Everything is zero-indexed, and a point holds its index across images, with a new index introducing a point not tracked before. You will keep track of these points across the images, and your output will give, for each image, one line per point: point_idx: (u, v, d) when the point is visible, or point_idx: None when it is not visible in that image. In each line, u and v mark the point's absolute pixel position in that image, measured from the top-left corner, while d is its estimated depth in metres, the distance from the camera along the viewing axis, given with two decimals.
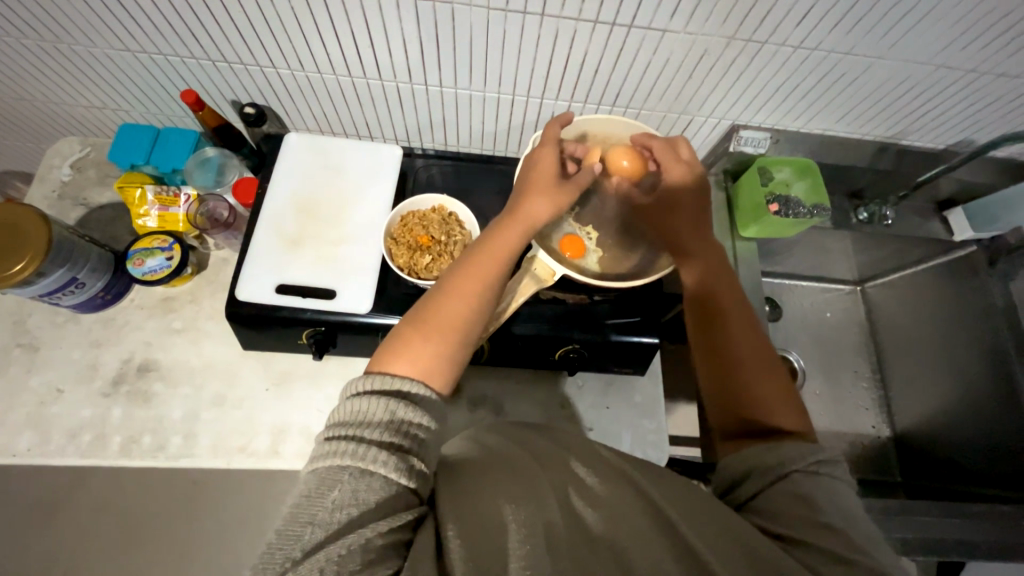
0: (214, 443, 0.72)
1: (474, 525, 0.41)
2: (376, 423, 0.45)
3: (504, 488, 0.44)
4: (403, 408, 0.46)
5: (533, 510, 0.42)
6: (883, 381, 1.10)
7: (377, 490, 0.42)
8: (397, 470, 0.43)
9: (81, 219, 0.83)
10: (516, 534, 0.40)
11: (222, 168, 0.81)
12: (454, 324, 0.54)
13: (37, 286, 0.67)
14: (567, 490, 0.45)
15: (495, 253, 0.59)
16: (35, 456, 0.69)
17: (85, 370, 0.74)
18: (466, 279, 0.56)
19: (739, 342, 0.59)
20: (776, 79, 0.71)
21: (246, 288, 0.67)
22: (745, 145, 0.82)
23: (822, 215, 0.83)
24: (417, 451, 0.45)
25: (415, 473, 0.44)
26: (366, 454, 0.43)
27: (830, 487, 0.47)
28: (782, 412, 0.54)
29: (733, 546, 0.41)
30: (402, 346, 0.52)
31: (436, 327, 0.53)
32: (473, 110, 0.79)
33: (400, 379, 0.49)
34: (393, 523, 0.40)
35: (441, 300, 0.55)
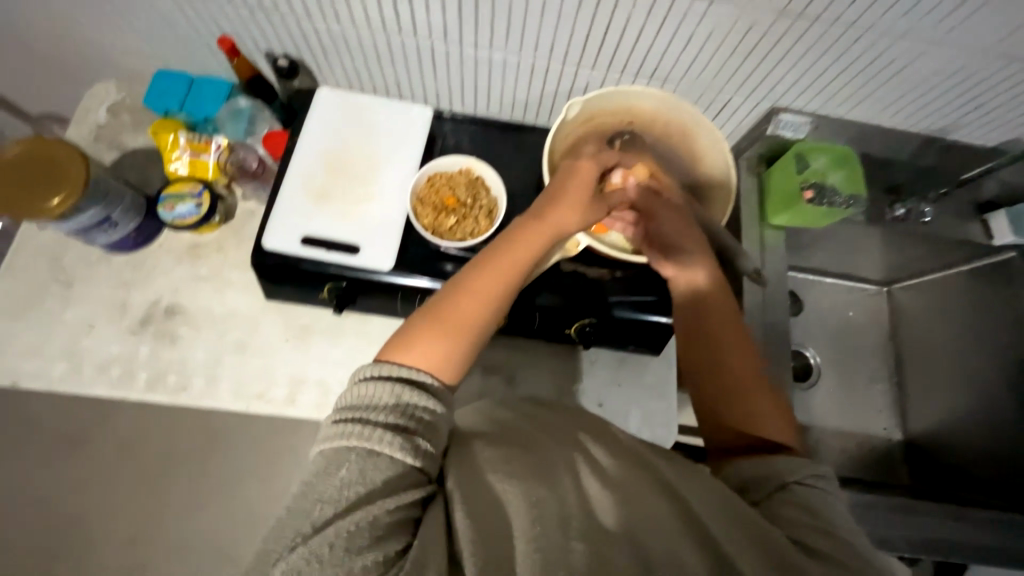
0: (236, 387, 0.75)
1: (479, 504, 0.42)
2: (383, 406, 0.45)
3: (507, 468, 0.45)
4: (408, 391, 0.47)
5: (540, 490, 0.43)
6: (899, 384, 1.09)
7: (383, 470, 0.42)
8: (402, 450, 0.43)
9: (116, 161, 0.84)
10: (524, 519, 0.41)
11: (252, 119, 0.83)
12: (467, 321, 0.53)
13: (73, 222, 0.68)
14: (579, 464, 0.46)
15: (518, 253, 0.57)
16: (67, 385, 0.73)
17: (115, 308, 0.77)
18: (484, 280, 0.55)
19: (747, 364, 0.58)
20: (823, 62, 0.69)
21: (272, 238, 0.68)
22: (783, 128, 0.79)
23: (856, 207, 0.81)
24: (425, 432, 0.46)
25: (426, 452, 0.45)
26: (372, 435, 0.43)
27: (828, 501, 0.46)
28: (778, 428, 0.54)
29: (748, 535, 0.41)
30: (414, 335, 0.51)
31: (450, 322, 0.52)
32: (506, 75, 0.78)
33: (411, 368, 0.48)
34: (400, 504, 0.41)
35: (456, 295, 0.54)
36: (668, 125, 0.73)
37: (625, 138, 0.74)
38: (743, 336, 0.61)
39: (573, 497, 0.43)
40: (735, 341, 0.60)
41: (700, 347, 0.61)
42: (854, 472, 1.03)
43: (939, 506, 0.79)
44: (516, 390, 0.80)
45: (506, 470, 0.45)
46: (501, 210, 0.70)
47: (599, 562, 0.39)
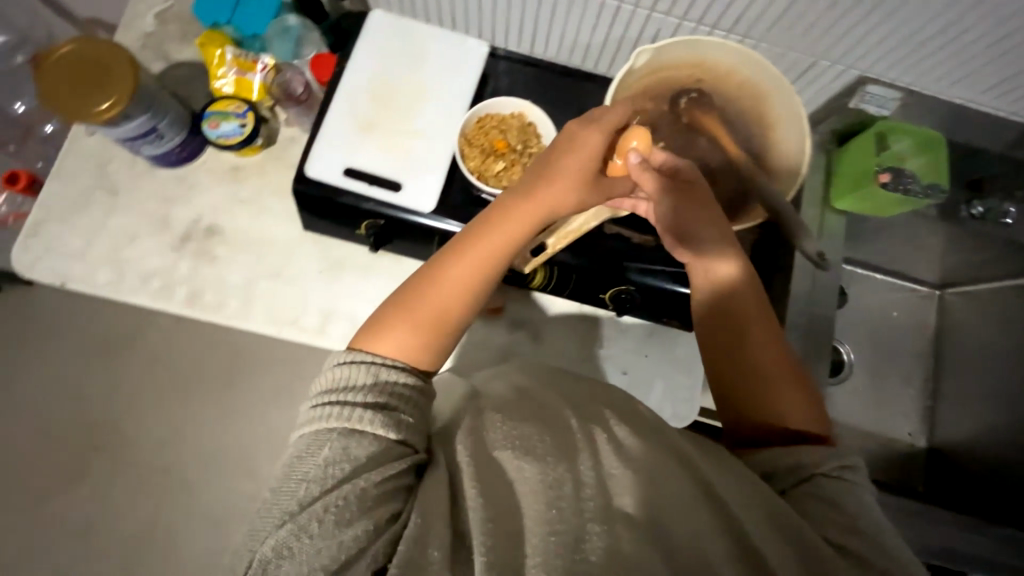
0: (269, 312, 0.76)
1: (489, 482, 0.42)
2: (361, 387, 0.46)
3: (522, 444, 0.44)
4: (385, 370, 0.47)
5: (559, 471, 0.42)
6: (934, 391, 1.04)
7: (367, 447, 0.43)
8: (384, 426, 0.44)
9: (162, 72, 0.82)
10: (538, 500, 0.40)
11: (300, 41, 0.79)
12: (442, 311, 0.51)
13: (120, 128, 0.68)
14: (598, 439, 0.45)
15: (509, 232, 0.55)
16: (112, 290, 0.75)
17: (158, 222, 0.78)
18: (465, 267, 0.53)
19: (767, 353, 0.56)
20: (934, 26, 0.60)
21: (315, 166, 0.67)
22: (867, 102, 0.73)
23: (935, 196, 0.74)
24: (404, 407, 0.46)
25: (408, 424, 0.45)
26: (351, 415, 0.44)
27: (853, 493, 0.45)
28: (800, 416, 0.53)
29: (779, 534, 0.41)
30: (383, 327, 0.50)
31: (419, 319, 0.51)
32: (571, 16, 0.71)
33: (382, 359, 0.48)
34: (387, 474, 0.42)
35: (433, 282, 0.52)
36: (743, 85, 0.67)
37: (693, 96, 0.68)
38: (762, 323, 0.57)
39: (590, 477, 0.42)
40: (749, 332, 0.57)
41: (719, 344, 0.58)
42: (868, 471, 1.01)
43: None
44: (542, 348, 0.80)
45: (519, 447, 0.43)
46: None
47: (613, 539, 0.38)
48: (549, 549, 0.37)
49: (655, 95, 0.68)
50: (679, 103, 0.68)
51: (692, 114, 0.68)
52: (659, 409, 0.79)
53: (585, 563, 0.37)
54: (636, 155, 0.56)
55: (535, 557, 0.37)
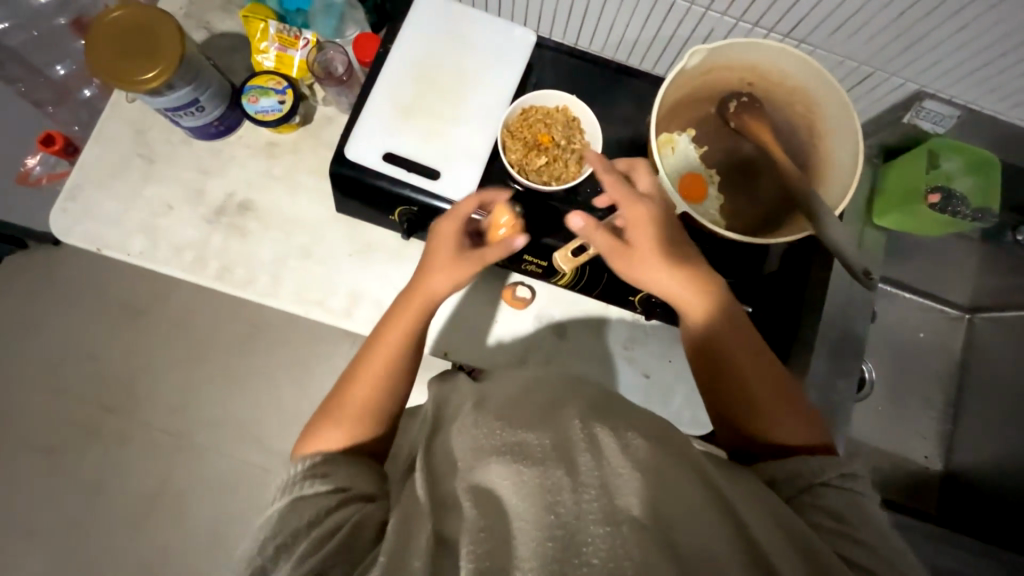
0: (297, 291, 0.77)
1: (483, 496, 0.42)
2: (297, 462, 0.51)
3: (517, 450, 0.43)
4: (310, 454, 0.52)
5: (557, 474, 0.41)
6: (956, 416, 1.01)
7: (308, 499, 0.48)
8: (321, 479, 0.49)
9: (204, 42, 0.82)
10: (537, 505, 0.39)
11: (343, 17, 0.79)
12: (362, 404, 0.55)
13: (164, 99, 0.68)
14: (596, 435, 0.44)
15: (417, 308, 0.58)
16: (146, 259, 0.76)
17: (193, 193, 0.78)
18: (375, 361, 0.56)
19: (759, 383, 0.54)
20: (1007, 43, 0.57)
21: (355, 148, 0.67)
22: (923, 118, 0.71)
23: (984, 220, 0.74)
24: (333, 462, 0.51)
25: (339, 471, 0.50)
26: (292, 483, 0.49)
27: (860, 504, 0.45)
28: (801, 431, 0.53)
29: (795, 551, 0.40)
30: (315, 434, 0.54)
31: (347, 416, 0.54)
32: (622, 10, 0.69)
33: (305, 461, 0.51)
34: (320, 510, 0.47)
35: (352, 381, 0.56)
36: (794, 92, 0.65)
37: (743, 100, 0.67)
38: (749, 354, 0.55)
39: (589, 472, 0.41)
40: (735, 366, 0.55)
41: (711, 388, 0.57)
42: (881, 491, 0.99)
43: None
44: (565, 346, 0.80)
45: (515, 453, 0.43)
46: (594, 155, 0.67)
47: (618, 539, 0.37)
48: (545, 555, 0.36)
49: (701, 98, 0.69)
50: (727, 109, 0.68)
51: (739, 120, 0.67)
52: (678, 415, 0.78)
53: (585, 567, 0.36)
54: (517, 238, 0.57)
55: (530, 559, 0.36)
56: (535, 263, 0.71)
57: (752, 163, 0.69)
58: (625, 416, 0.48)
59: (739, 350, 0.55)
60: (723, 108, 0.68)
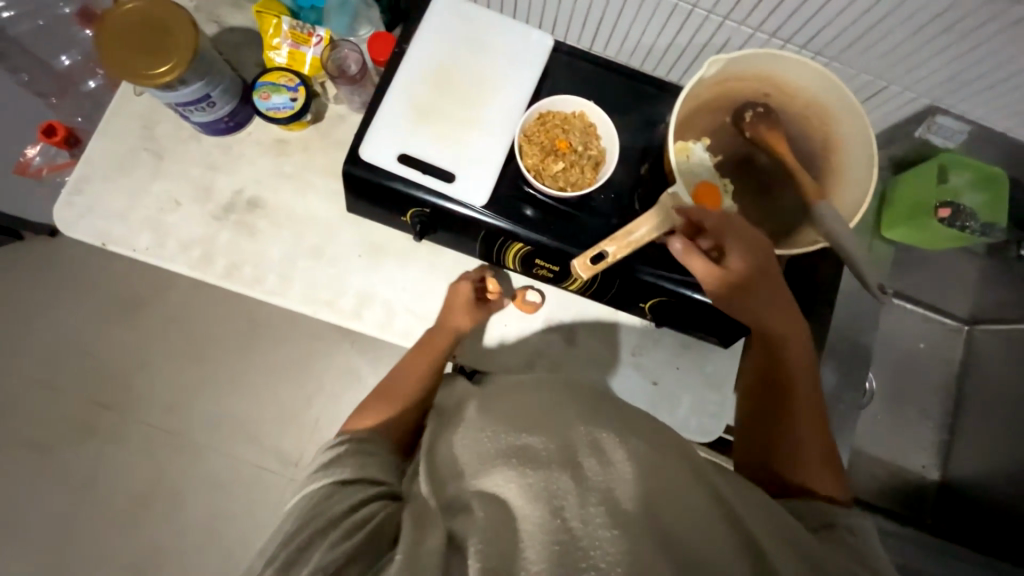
0: (306, 291, 0.76)
1: (489, 499, 0.42)
2: (337, 454, 0.53)
3: (521, 455, 0.44)
4: (350, 444, 0.54)
5: (562, 479, 0.41)
6: (954, 426, 1.02)
7: (347, 488, 0.48)
8: (361, 471, 0.51)
9: (215, 36, 0.80)
10: (542, 508, 0.39)
11: (358, 15, 0.79)
12: (406, 393, 0.64)
13: (175, 93, 0.67)
14: (600, 441, 0.44)
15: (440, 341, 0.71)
16: (151, 255, 0.75)
17: (201, 189, 0.77)
18: (414, 364, 0.68)
19: (808, 430, 0.56)
20: (1021, 61, 0.58)
21: (370, 148, 0.66)
22: (934, 133, 0.72)
23: (991, 235, 0.76)
24: (371, 457, 0.53)
25: (380, 464, 0.53)
26: (331, 472, 0.50)
27: (866, 542, 0.45)
28: (831, 481, 0.53)
29: (805, 561, 0.40)
30: (361, 416, 0.60)
31: (394, 398, 0.63)
32: (641, 16, 0.69)
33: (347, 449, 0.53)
34: (361, 497, 0.47)
35: (397, 376, 0.66)
36: (809, 103, 0.65)
37: (759, 110, 0.67)
38: (806, 400, 0.57)
39: (596, 476, 0.41)
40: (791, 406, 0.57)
41: (759, 415, 0.59)
42: (879, 500, 1.00)
43: None
44: (575, 351, 0.80)
45: (519, 458, 0.43)
46: (609, 161, 0.67)
47: (629, 541, 0.36)
48: (551, 556, 0.36)
49: (717, 108, 0.68)
50: (743, 118, 0.67)
51: (754, 130, 0.67)
52: (685, 422, 0.79)
53: (592, 570, 0.35)
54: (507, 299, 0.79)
55: (538, 562, 0.36)
56: (547, 267, 0.71)
57: (767, 174, 0.69)
58: (632, 423, 0.47)
59: (804, 392, 0.57)
60: (740, 118, 0.68)
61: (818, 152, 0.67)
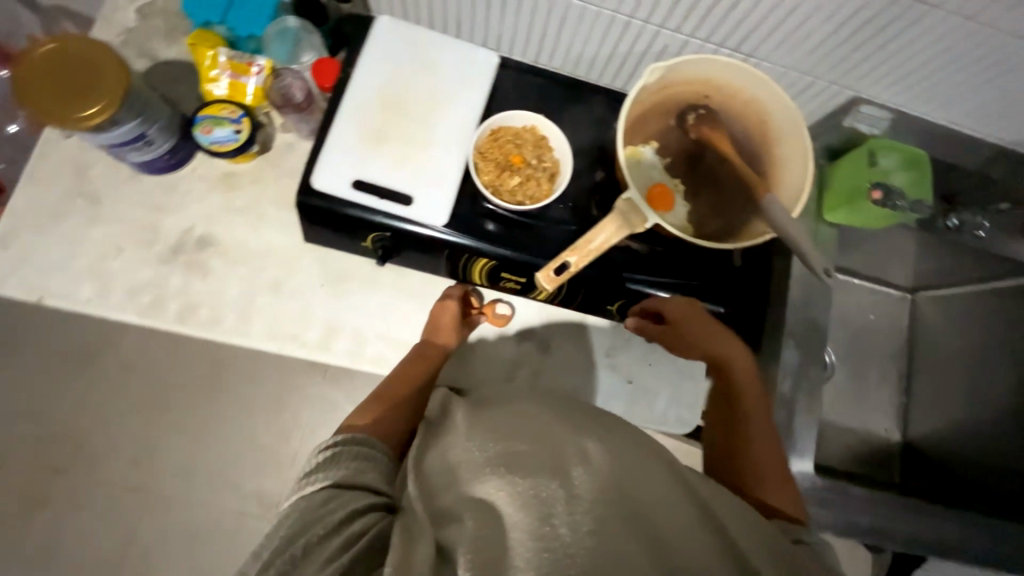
0: (269, 327, 0.74)
1: (479, 506, 0.42)
2: (336, 456, 0.50)
3: (507, 461, 0.43)
4: (352, 444, 0.51)
5: (550, 486, 0.41)
6: (908, 388, 1.07)
7: (348, 494, 0.47)
8: (362, 476, 0.49)
9: (147, 71, 0.77)
10: (530, 516, 0.39)
11: (298, 42, 0.75)
12: (405, 398, 0.63)
13: (108, 135, 0.63)
14: (588, 453, 0.43)
15: (433, 353, 0.71)
16: (96, 306, 0.71)
17: (146, 232, 0.74)
18: (412, 369, 0.68)
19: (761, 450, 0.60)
20: (927, 53, 0.64)
21: (322, 178, 0.65)
22: (860, 120, 0.77)
23: (916, 212, 0.78)
24: (371, 464, 0.51)
25: (378, 471, 0.51)
26: (332, 475, 0.48)
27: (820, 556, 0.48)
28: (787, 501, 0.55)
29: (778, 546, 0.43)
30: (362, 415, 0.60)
31: (392, 401, 0.62)
32: (582, 28, 0.71)
33: (349, 447, 0.51)
34: (361, 506, 0.46)
35: (396, 381, 0.66)
36: (749, 103, 0.69)
37: (700, 113, 0.70)
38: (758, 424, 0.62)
39: (584, 485, 0.41)
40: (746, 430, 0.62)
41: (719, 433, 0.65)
42: (852, 467, 1.03)
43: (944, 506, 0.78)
44: (551, 359, 0.80)
45: (505, 465, 0.43)
46: (564, 172, 0.68)
47: (612, 544, 0.37)
48: (542, 565, 0.36)
49: (661, 113, 0.71)
50: (687, 121, 0.70)
51: (696, 130, 0.69)
52: (664, 415, 0.81)
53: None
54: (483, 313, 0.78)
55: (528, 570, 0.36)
56: (514, 279, 0.72)
57: (714, 172, 0.72)
58: (611, 427, 0.47)
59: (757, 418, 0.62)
60: (684, 121, 0.70)
61: (758, 147, 0.70)
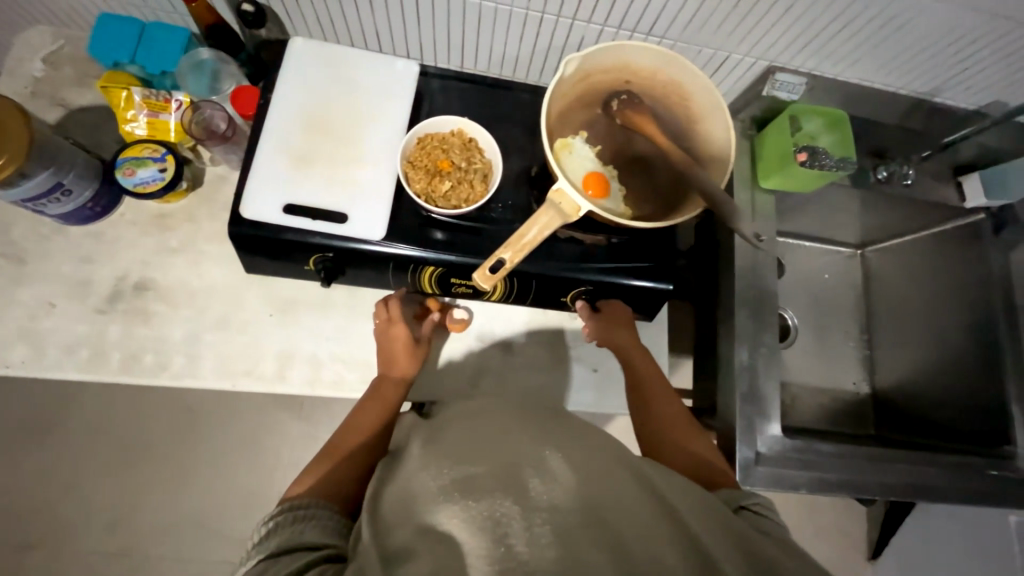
0: (219, 366, 0.71)
1: (432, 536, 0.40)
2: (272, 526, 0.48)
3: (463, 486, 0.43)
4: (287, 511, 0.50)
5: (506, 505, 0.41)
6: (870, 341, 1.09)
7: (286, 557, 0.45)
8: (301, 535, 0.47)
9: (62, 120, 0.75)
10: (484, 539, 0.39)
11: (217, 74, 0.74)
12: (355, 451, 0.61)
13: (17, 189, 0.61)
14: (546, 460, 0.45)
15: (386, 394, 0.69)
16: (29, 369, 0.68)
17: (77, 285, 0.71)
18: (365, 415, 0.66)
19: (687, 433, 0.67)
20: (825, 18, 0.68)
21: (251, 207, 0.63)
22: (778, 89, 0.79)
23: (846, 168, 0.80)
24: (310, 522, 0.49)
25: (319, 526, 0.49)
26: (269, 543, 0.46)
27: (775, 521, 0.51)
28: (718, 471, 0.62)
29: (726, 532, 0.44)
30: (311, 477, 0.58)
31: (343, 457, 0.61)
32: (498, 27, 0.72)
33: (287, 513, 0.49)
34: (303, 563, 0.44)
35: (348, 432, 0.65)
36: (668, 84, 0.70)
37: (623, 98, 0.71)
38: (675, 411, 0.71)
39: (541, 497, 0.42)
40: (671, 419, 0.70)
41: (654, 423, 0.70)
42: (830, 427, 1.04)
43: (912, 452, 0.80)
44: (514, 358, 0.81)
45: (462, 491, 0.43)
46: (496, 170, 0.68)
47: (570, 552, 0.38)
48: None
49: (587, 102, 0.72)
50: (612, 108, 0.71)
51: (622, 115, 0.71)
52: None
53: None
54: (435, 315, 0.76)
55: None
56: (464, 284, 0.71)
57: (645, 154, 0.74)
58: (566, 437, 0.49)
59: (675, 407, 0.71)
60: (610, 108, 0.72)
61: (685, 124, 0.72)
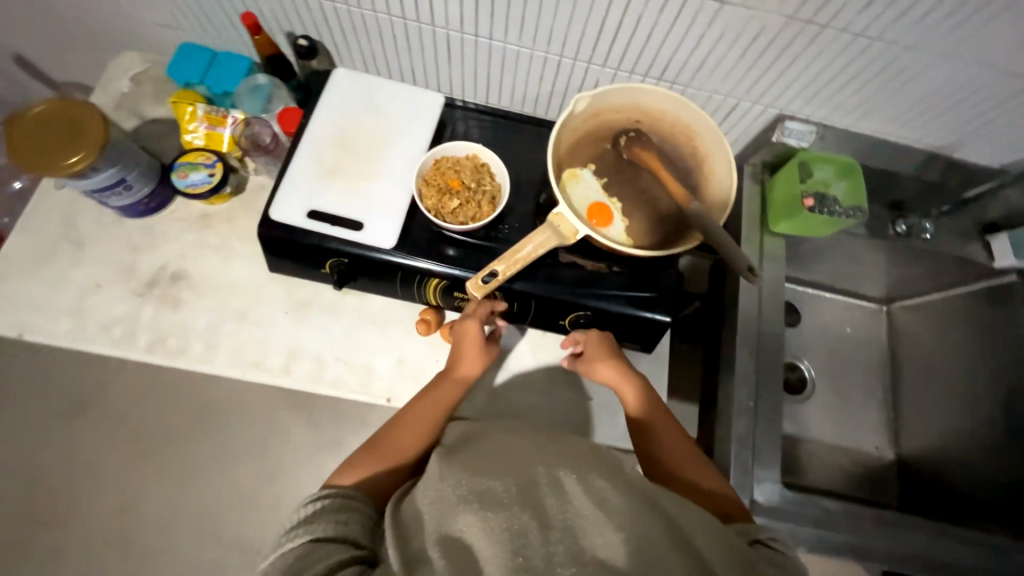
0: (232, 355, 0.76)
1: (450, 543, 0.42)
2: (320, 509, 0.52)
3: (481, 498, 0.44)
4: (335, 499, 0.53)
5: (523, 518, 0.42)
6: (895, 402, 1.02)
7: (327, 547, 0.48)
8: (343, 526, 0.51)
9: (136, 129, 0.86)
10: (503, 550, 0.40)
11: (270, 97, 0.82)
12: (401, 452, 0.62)
13: (88, 180, 0.71)
14: (559, 477, 0.46)
15: (440, 398, 0.67)
16: (70, 341, 0.75)
17: (124, 270, 0.79)
18: (416, 416, 0.65)
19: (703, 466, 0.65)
20: (831, 70, 0.70)
21: (279, 210, 0.70)
22: (789, 136, 0.81)
23: (855, 216, 0.81)
24: (352, 516, 0.53)
25: (360, 522, 0.53)
26: (316, 527, 0.50)
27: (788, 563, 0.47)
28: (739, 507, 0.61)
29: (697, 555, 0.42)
30: (357, 469, 0.60)
31: (388, 455, 0.61)
32: (519, 68, 0.79)
33: (334, 502, 0.53)
34: (341, 560, 0.48)
35: (394, 430, 0.64)
36: (675, 124, 0.74)
37: (630, 135, 0.75)
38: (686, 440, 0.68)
39: (556, 513, 0.43)
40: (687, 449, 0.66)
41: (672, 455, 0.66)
42: (848, 491, 0.97)
43: (929, 522, 0.74)
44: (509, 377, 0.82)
45: (480, 501, 0.44)
46: (503, 193, 0.73)
47: None
48: None
49: (597, 137, 0.77)
50: (620, 143, 0.76)
51: (629, 151, 0.75)
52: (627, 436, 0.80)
53: None
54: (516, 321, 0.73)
55: None
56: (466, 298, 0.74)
57: (650, 188, 0.77)
58: (552, 451, 0.50)
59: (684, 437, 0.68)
60: (619, 143, 0.76)
61: (692, 161, 0.75)
